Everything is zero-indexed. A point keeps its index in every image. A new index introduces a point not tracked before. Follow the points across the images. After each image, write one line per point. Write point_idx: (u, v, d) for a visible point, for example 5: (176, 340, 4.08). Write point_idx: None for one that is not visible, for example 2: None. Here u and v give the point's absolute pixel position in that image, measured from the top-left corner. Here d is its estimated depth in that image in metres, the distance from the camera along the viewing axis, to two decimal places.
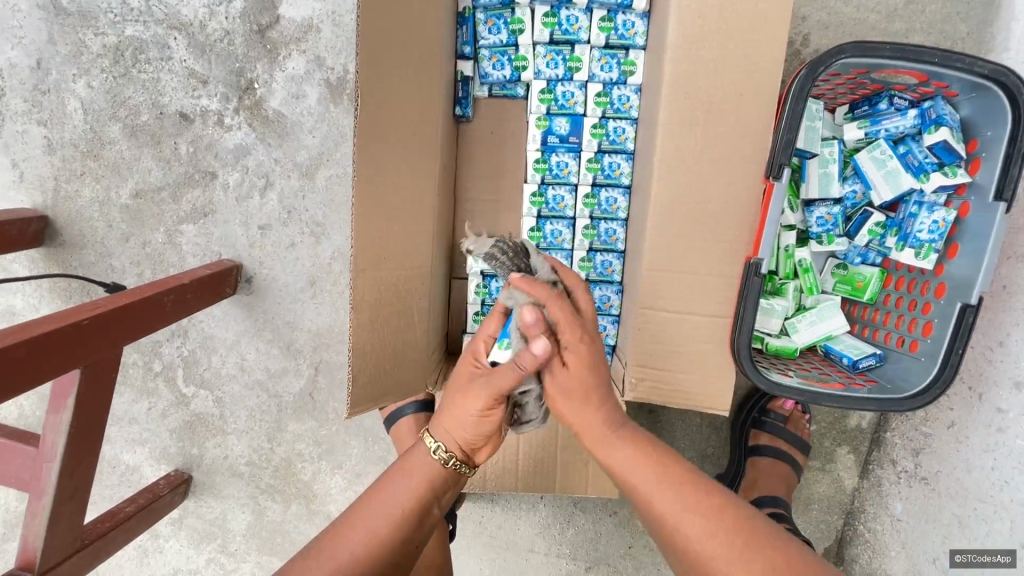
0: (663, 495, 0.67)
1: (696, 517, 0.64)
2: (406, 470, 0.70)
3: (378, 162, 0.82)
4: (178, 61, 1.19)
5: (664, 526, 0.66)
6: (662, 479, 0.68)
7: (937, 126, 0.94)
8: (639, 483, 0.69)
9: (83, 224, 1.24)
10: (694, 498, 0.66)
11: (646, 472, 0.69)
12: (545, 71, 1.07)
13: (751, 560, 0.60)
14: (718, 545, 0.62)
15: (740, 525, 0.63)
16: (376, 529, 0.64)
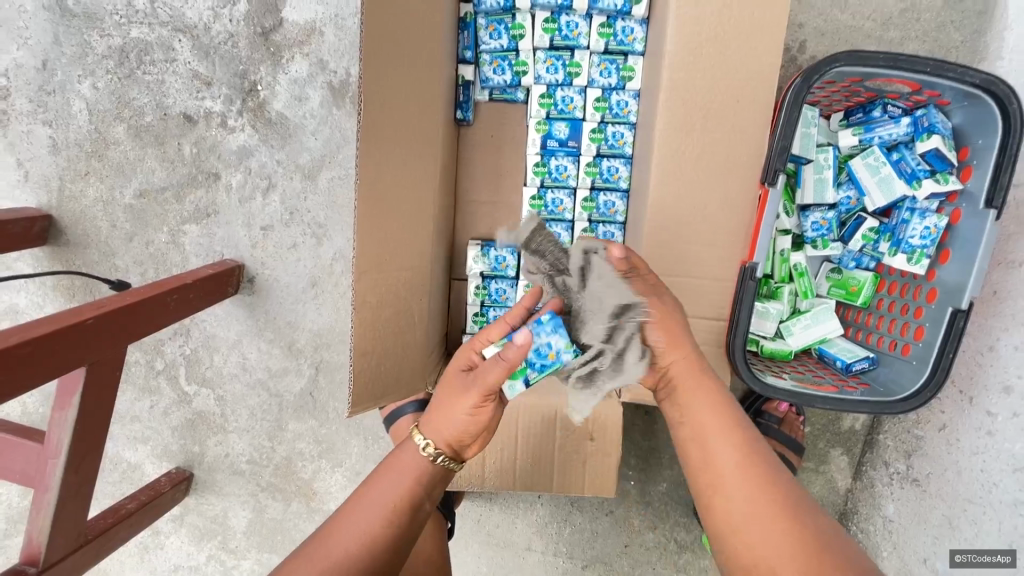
0: (730, 450, 0.71)
1: (754, 476, 0.68)
2: (394, 469, 0.71)
3: (380, 165, 0.83)
4: (183, 63, 1.21)
5: (715, 474, 0.70)
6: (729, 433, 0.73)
7: (929, 134, 0.97)
8: (709, 432, 0.73)
9: (87, 224, 1.26)
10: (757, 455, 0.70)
11: (722, 426, 0.73)
12: (545, 76, 1.08)
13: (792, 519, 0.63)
14: (760, 504, 0.65)
15: (787, 495, 0.66)
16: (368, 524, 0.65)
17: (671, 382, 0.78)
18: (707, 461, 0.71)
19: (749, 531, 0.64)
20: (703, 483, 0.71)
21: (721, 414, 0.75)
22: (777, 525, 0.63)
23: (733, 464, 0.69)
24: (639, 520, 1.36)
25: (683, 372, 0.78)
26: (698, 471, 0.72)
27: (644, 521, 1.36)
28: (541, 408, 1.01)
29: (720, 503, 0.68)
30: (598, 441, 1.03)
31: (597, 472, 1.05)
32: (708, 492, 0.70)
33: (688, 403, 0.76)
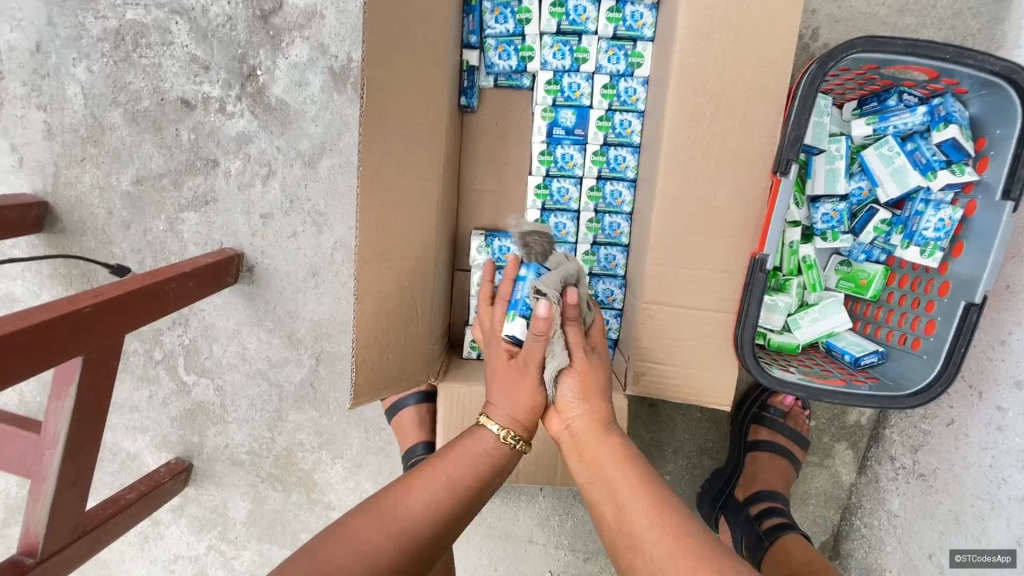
0: (644, 510, 0.69)
1: (668, 531, 0.66)
2: (468, 446, 0.76)
3: (382, 152, 0.81)
4: (180, 47, 1.18)
5: (632, 532, 0.68)
6: (639, 482, 0.72)
7: (946, 123, 0.94)
8: (621, 489, 0.72)
9: (83, 211, 1.23)
10: (663, 500, 0.70)
11: (634, 483, 0.72)
12: (552, 62, 1.05)
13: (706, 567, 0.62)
14: (679, 559, 0.64)
15: (703, 544, 0.65)
16: (435, 499, 0.69)
17: (577, 441, 0.78)
18: (623, 521, 0.69)
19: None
20: (622, 545, 0.69)
21: (631, 471, 0.73)
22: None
23: (648, 521, 0.68)
24: None
25: (588, 431, 0.78)
26: (615, 533, 0.70)
27: None
28: None
29: (642, 564, 0.66)
30: None
31: None
32: (629, 554, 0.67)
33: (596, 461, 0.76)
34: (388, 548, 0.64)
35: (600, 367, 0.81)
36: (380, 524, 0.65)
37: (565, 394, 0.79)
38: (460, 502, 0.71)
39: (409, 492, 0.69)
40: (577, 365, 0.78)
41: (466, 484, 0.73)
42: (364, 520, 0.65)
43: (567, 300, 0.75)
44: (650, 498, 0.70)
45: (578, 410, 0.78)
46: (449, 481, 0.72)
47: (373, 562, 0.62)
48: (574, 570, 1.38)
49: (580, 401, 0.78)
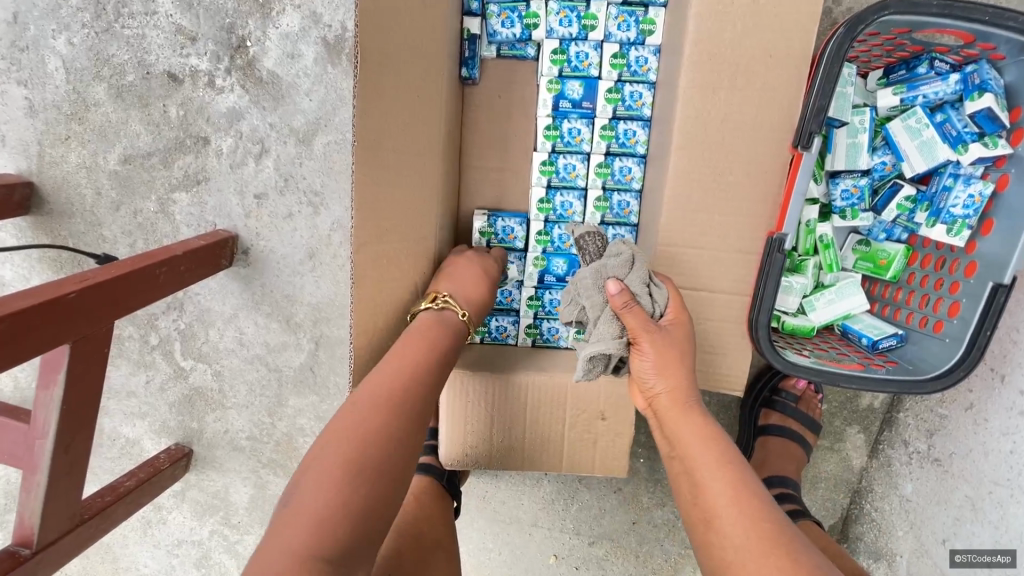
0: (724, 489, 0.71)
1: (745, 513, 0.67)
2: (417, 334, 0.79)
3: (381, 124, 0.75)
4: (164, 16, 1.11)
5: (709, 507, 0.71)
6: (722, 461, 0.74)
7: (981, 92, 0.89)
8: (700, 466, 0.74)
9: (71, 191, 1.19)
10: (742, 484, 0.71)
11: (713, 462, 0.74)
12: (558, 30, 0.99)
13: (773, 552, 0.63)
14: (753, 541, 0.65)
15: (780, 529, 0.65)
16: (391, 395, 0.70)
17: (658, 414, 0.84)
18: (699, 496, 0.72)
19: (743, 566, 0.64)
20: (697, 518, 0.72)
21: (712, 450, 0.76)
22: (771, 562, 0.62)
23: (725, 500, 0.69)
24: (647, 497, 1.33)
25: (669, 406, 0.83)
26: (691, 506, 0.74)
27: (654, 498, 1.33)
28: (551, 384, 0.98)
29: (715, 537, 0.68)
30: (609, 420, 1.00)
31: (609, 452, 1.01)
32: (703, 527, 0.71)
33: (677, 435, 0.80)
34: (385, 433, 0.66)
35: (673, 344, 0.83)
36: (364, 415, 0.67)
37: (642, 371, 0.85)
38: (417, 388, 0.73)
39: (364, 396, 0.69)
40: (643, 345, 0.82)
41: (415, 373, 0.74)
42: (349, 415, 0.66)
43: (608, 291, 0.82)
44: (729, 478, 0.71)
45: (657, 386, 0.83)
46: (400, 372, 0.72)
47: (376, 441, 0.65)
48: (579, 554, 1.36)
49: (659, 378, 0.83)
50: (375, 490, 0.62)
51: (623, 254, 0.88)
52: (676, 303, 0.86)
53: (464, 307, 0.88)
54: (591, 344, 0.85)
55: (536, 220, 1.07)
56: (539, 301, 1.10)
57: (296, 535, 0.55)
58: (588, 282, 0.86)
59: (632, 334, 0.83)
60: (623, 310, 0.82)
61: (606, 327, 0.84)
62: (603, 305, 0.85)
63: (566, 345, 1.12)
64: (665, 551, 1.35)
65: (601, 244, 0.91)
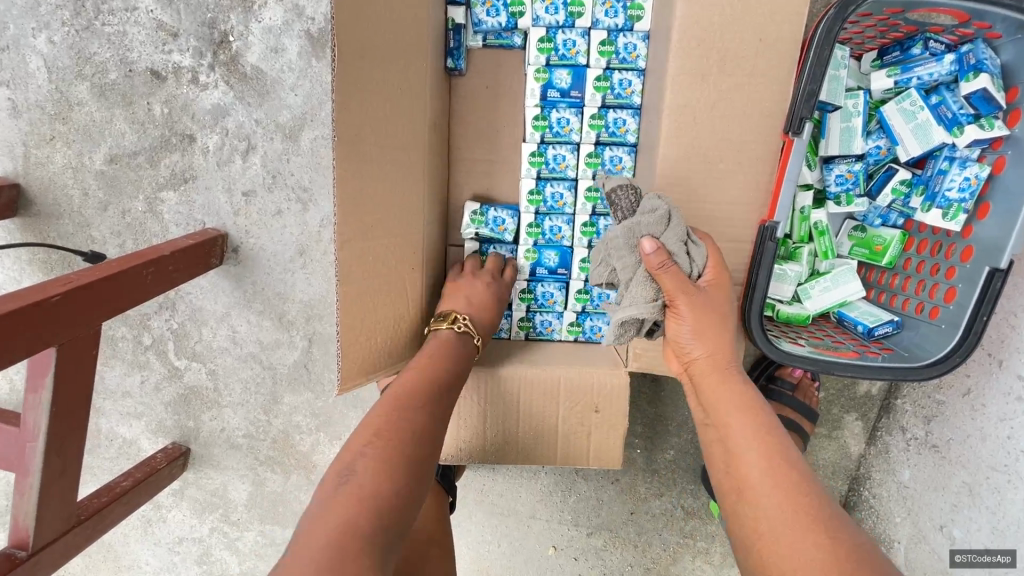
0: (760, 461, 0.70)
1: (781, 487, 0.67)
2: (444, 342, 0.87)
3: (361, 119, 0.74)
4: (145, 12, 1.10)
5: (743, 477, 0.71)
6: (761, 436, 0.73)
7: (976, 73, 0.86)
8: (737, 434, 0.75)
9: (58, 193, 1.18)
10: (781, 457, 0.70)
11: (750, 431, 0.74)
12: (544, 17, 0.97)
13: (808, 526, 0.63)
14: (790, 515, 0.64)
15: (818, 504, 0.65)
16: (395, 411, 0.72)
17: (695, 380, 0.83)
18: (732, 465, 0.73)
19: (777, 539, 0.64)
20: (728, 487, 0.72)
21: (750, 420, 0.75)
22: (808, 539, 0.62)
23: (761, 472, 0.69)
24: (645, 488, 1.33)
25: (708, 370, 0.81)
26: (724, 474, 0.74)
27: (651, 488, 1.33)
28: (547, 374, 0.98)
29: (745, 507, 0.68)
30: (603, 412, 0.99)
31: (603, 444, 1.01)
32: (734, 496, 0.71)
33: (714, 403, 0.79)
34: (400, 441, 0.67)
35: (711, 306, 0.81)
36: (393, 423, 0.70)
37: (678, 336, 0.83)
38: (421, 397, 0.75)
39: (378, 415, 0.72)
40: (680, 308, 0.80)
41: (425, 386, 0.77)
42: (371, 429, 0.69)
43: (643, 250, 0.78)
44: (765, 449, 0.71)
45: (695, 350, 0.82)
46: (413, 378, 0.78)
47: (397, 447, 0.66)
48: (577, 545, 1.37)
49: (697, 342, 0.81)
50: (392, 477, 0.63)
51: (658, 209, 0.82)
52: (716, 261, 0.83)
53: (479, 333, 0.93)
54: (623, 309, 0.84)
55: (526, 212, 1.05)
56: (531, 294, 1.10)
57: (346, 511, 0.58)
58: (620, 241, 0.82)
59: (668, 295, 0.81)
60: (660, 271, 0.79)
61: (640, 291, 0.82)
62: (635, 266, 0.82)
63: (559, 337, 1.13)
64: (663, 541, 1.35)
65: (635, 197, 0.85)
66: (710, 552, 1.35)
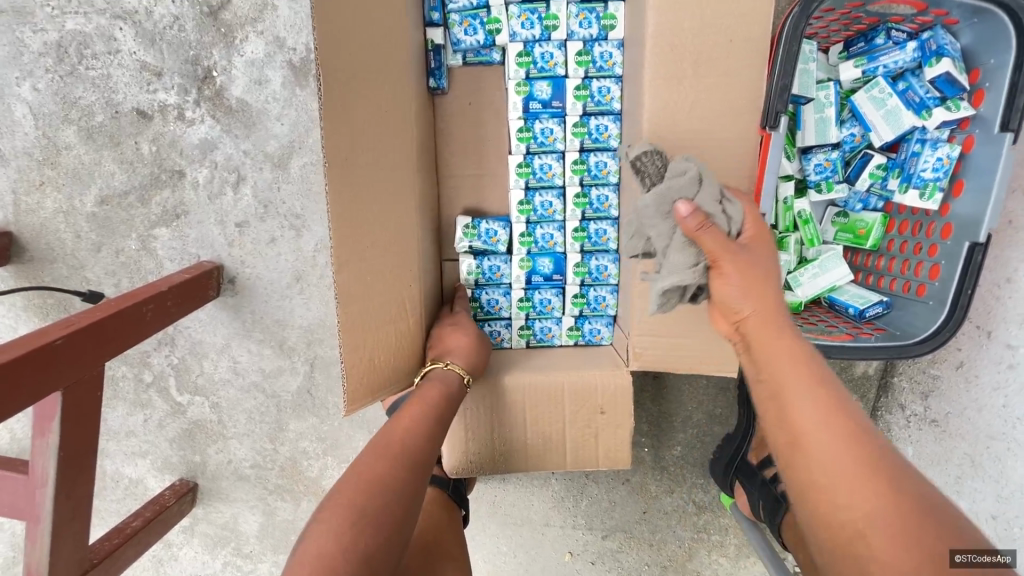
0: (813, 406, 0.60)
1: (840, 437, 0.56)
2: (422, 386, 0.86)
3: (349, 141, 0.76)
4: (128, 54, 1.11)
5: (795, 426, 0.60)
6: (816, 383, 0.62)
7: (938, 58, 0.90)
8: (789, 386, 0.63)
9: (50, 237, 1.18)
10: (839, 406, 0.60)
11: (806, 379, 0.63)
12: (521, 33, 1.00)
13: (871, 477, 0.52)
14: (846, 463, 0.54)
15: (881, 455, 0.54)
16: (395, 448, 0.72)
17: (747, 341, 0.72)
18: (786, 419, 0.61)
19: (832, 490, 0.54)
20: (781, 442, 0.61)
21: (804, 370, 0.64)
22: (867, 488, 0.52)
23: (816, 420, 0.58)
24: (655, 485, 1.34)
25: (760, 328, 0.71)
26: (774, 430, 0.62)
27: (661, 486, 1.34)
28: (549, 380, 0.99)
29: (798, 461, 0.58)
30: (608, 413, 1.00)
31: (611, 445, 1.02)
32: (786, 450, 0.59)
33: (765, 358, 0.68)
34: (394, 472, 0.69)
35: (756, 262, 0.74)
36: (386, 456, 0.71)
37: (724, 297, 0.75)
38: (415, 439, 0.75)
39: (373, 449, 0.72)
40: (725, 268, 0.74)
41: (414, 426, 0.77)
42: (366, 459, 0.70)
43: (678, 214, 0.76)
44: (820, 397, 0.60)
45: (746, 307, 0.72)
46: (408, 417, 0.79)
47: (384, 482, 0.67)
48: (593, 549, 1.37)
49: (749, 299, 0.73)
50: (372, 506, 0.63)
51: (688, 171, 0.79)
52: (753, 218, 0.79)
53: (451, 359, 0.92)
54: (664, 278, 0.80)
55: (518, 222, 1.08)
56: (529, 301, 1.11)
57: (321, 550, 0.58)
58: (651, 210, 0.80)
59: (710, 257, 0.75)
60: (699, 232, 0.75)
61: (676, 262, 0.78)
62: (672, 233, 0.79)
63: (560, 343, 1.14)
64: (677, 537, 1.35)
65: (660, 163, 0.82)
66: (725, 545, 1.35)
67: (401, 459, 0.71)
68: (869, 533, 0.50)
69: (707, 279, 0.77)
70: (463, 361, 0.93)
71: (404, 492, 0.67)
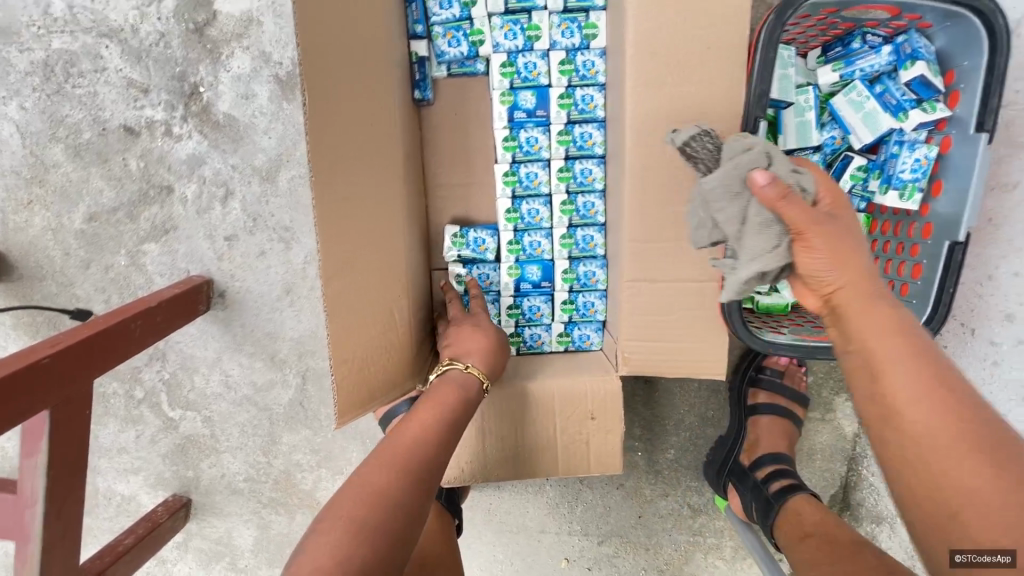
0: (909, 381, 0.57)
1: (936, 411, 0.54)
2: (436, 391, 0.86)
3: (333, 154, 0.76)
4: (114, 71, 1.12)
5: (887, 401, 0.58)
6: (911, 355, 0.59)
7: (913, 61, 0.92)
8: (882, 358, 0.60)
9: (38, 255, 1.18)
10: (936, 378, 0.57)
11: (903, 352, 0.59)
12: (504, 43, 1.01)
13: (970, 453, 0.51)
14: (944, 440, 0.53)
15: (983, 430, 0.52)
16: (399, 458, 0.71)
17: (839, 314, 0.67)
18: (876, 392, 0.59)
19: (928, 468, 0.53)
20: (872, 416, 0.60)
21: (901, 342, 0.60)
22: (964, 465, 0.51)
23: (911, 394, 0.56)
24: (650, 489, 1.34)
25: (853, 298, 0.66)
26: (864, 403, 0.61)
27: (656, 489, 1.34)
28: (540, 387, 1.00)
29: (889, 435, 0.57)
30: (599, 418, 1.01)
31: (603, 450, 1.02)
32: (878, 425, 0.59)
33: (857, 331, 0.64)
34: (396, 484, 0.66)
35: (845, 232, 0.69)
36: (388, 467, 0.69)
37: (809, 270, 0.69)
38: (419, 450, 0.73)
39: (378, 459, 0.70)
40: (812, 240, 0.67)
41: (422, 437, 0.75)
42: (368, 469, 0.68)
43: (755, 182, 0.68)
44: (917, 370, 0.57)
45: (835, 278, 0.67)
46: (424, 424, 0.77)
47: (386, 497, 0.65)
48: (590, 554, 1.37)
49: (836, 269, 0.67)
50: (368, 521, 0.61)
51: (754, 148, 0.73)
52: (827, 184, 0.72)
53: (468, 360, 0.92)
54: (745, 264, 0.73)
55: (506, 230, 1.08)
56: (519, 309, 1.12)
57: (316, 565, 0.56)
58: (720, 191, 0.73)
59: (795, 230, 0.68)
60: (782, 203, 0.67)
61: (755, 242, 0.72)
62: (743, 214, 0.73)
63: (550, 350, 1.14)
64: (674, 541, 1.35)
65: (714, 144, 0.76)
66: (721, 547, 1.35)
67: (405, 472, 0.69)
68: (967, 513, 0.50)
69: (793, 254, 0.71)
70: (479, 362, 0.93)
71: (407, 505, 0.65)
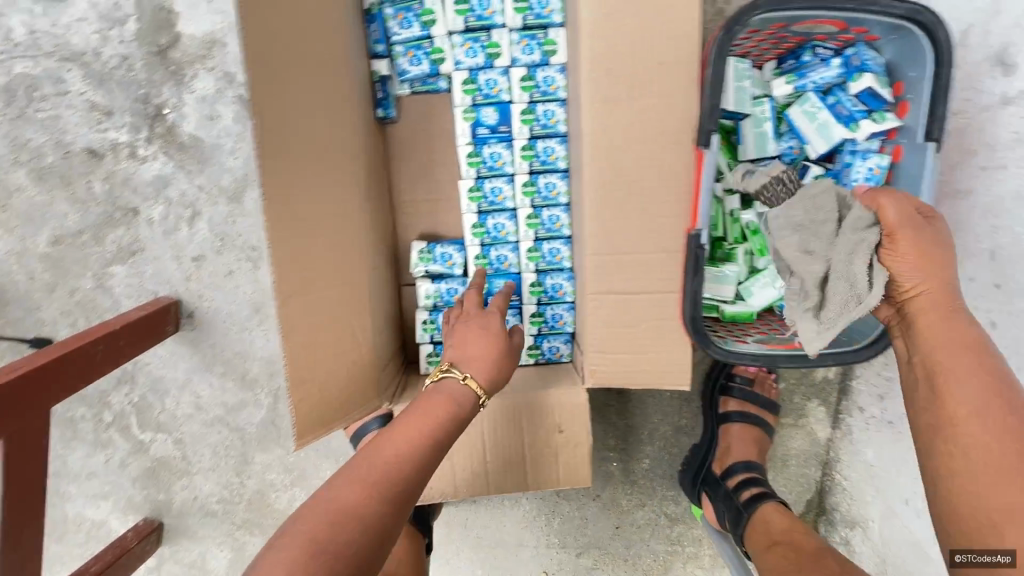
0: (972, 397, 0.63)
1: (992, 429, 0.61)
2: (432, 398, 0.77)
3: (287, 177, 0.76)
4: (77, 95, 1.12)
5: (946, 415, 0.64)
6: (976, 373, 0.64)
7: (861, 73, 0.95)
8: (947, 370, 0.66)
9: (3, 280, 1.18)
10: (992, 398, 0.63)
11: (972, 367, 0.65)
12: (465, 61, 1.02)
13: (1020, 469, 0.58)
14: (996, 456, 0.59)
15: None
16: (376, 474, 0.64)
17: (912, 319, 0.72)
18: (937, 401, 0.66)
19: (974, 481, 0.60)
20: (926, 422, 0.67)
21: (971, 358, 0.66)
22: (1009, 481, 0.57)
23: (968, 409, 0.63)
24: (626, 500, 1.34)
25: (929, 309, 0.70)
26: (922, 410, 0.68)
27: (633, 500, 1.34)
28: (508, 400, 1.00)
29: (939, 443, 0.65)
30: (567, 431, 1.01)
31: (572, 463, 1.02)
32: (931, 433, 0.66)
33: (928, 337, 0.69)
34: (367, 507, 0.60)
35: (935, 242, 0.71)
36: (363, 484, 0.62)
37: (892, 273, 0.73)
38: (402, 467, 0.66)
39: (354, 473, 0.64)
40: (900, 240, 0.71)
41: (408, 454, 0.68)
42: (341, 484, 0.62)
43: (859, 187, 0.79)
44: (983, 387, 0.63)
45: (917, 282, 0.71)
46: (409, 435, 0.70)
47: (354, 520, 0.59)
48: (568, 567, 1.36)
49: (920, 274, 0.70)
50: (326, 547, 0.56)
51: None
52: (904, 209, 0.72)
53: (468, 369, 0.83)
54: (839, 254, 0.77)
55: (472, 244, 1.09)
56: None
57: None
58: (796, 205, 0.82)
59: (886, 231, 0.73)
60: (879, 201, 0.74)
61: (844, 236, 0.76)
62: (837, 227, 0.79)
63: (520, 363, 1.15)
64: (652, 551, 1.35)
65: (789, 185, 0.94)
66: (699, 556, 1.35)
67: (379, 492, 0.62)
68: (1005, 526, 0.56)
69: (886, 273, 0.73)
70: (478, 373, 0.83)
71: (374, 534, 0.59)
